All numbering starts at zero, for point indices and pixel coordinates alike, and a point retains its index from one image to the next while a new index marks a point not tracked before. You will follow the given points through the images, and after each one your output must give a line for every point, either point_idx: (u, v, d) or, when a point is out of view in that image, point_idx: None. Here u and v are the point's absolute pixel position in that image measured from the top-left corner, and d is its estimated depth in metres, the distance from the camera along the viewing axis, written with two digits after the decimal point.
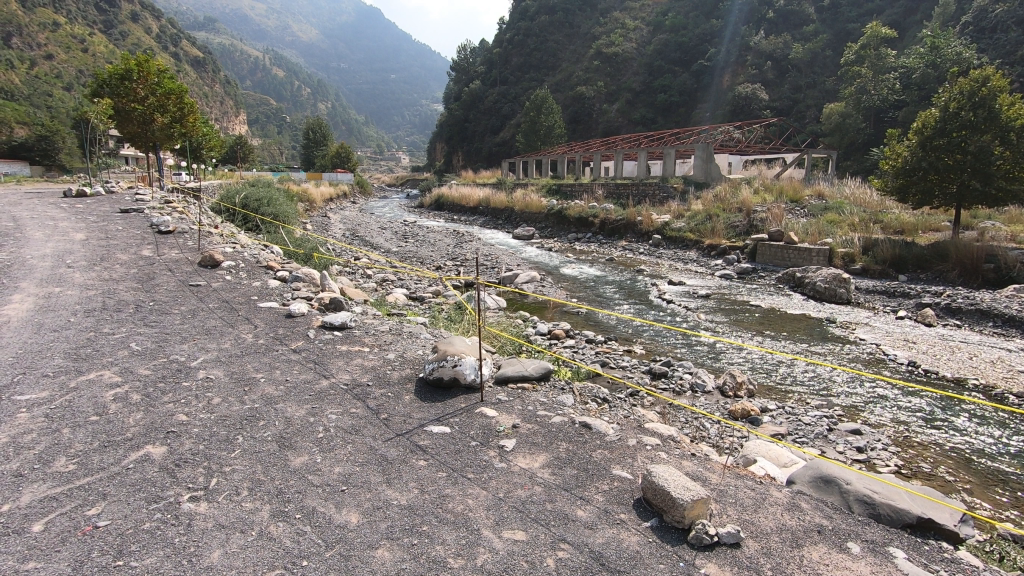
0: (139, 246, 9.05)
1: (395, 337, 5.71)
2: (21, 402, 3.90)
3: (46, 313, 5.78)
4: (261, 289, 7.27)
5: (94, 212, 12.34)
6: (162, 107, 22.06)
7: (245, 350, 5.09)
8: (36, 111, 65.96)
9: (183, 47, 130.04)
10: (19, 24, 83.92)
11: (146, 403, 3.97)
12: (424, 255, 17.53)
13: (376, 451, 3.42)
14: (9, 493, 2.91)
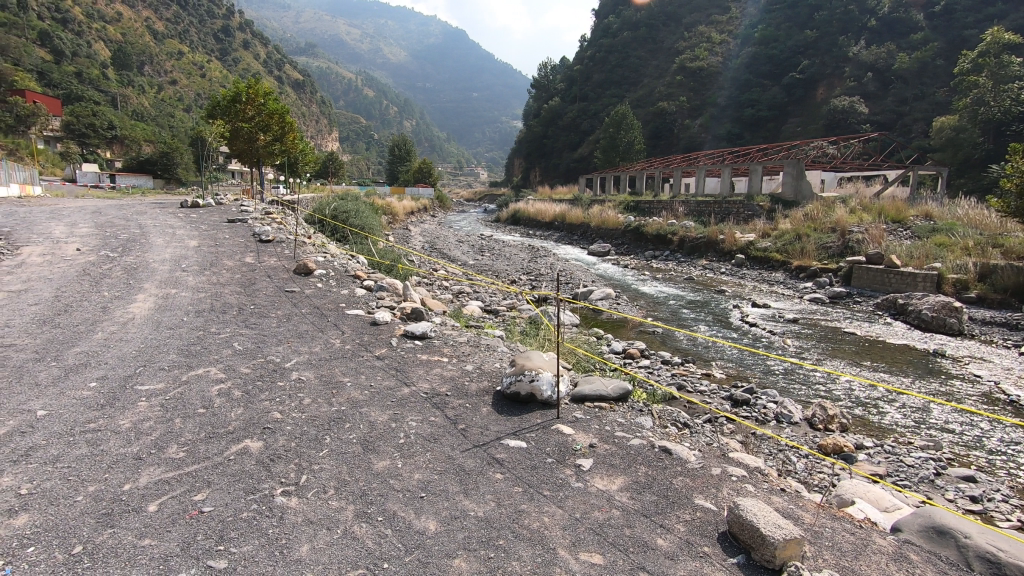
0: (243, 253, 9.83)
1: (473, 349, 5.82)
2: (140, 393, 4.31)
3: (164, 312, 6.38)
4: (348, 297, 7.65)
5: (206, 221, 13.55)
6: (265, 126, 23.95)
7: (334, 354, 5.37)
8: (160, 129, 73.97)
9: (286, 71, 141.44)
10: (151, 54, 94.88)
11: (246, 399, 4.27)
12: (499, 268, 17.77)
13: (453, 461, 3.48)
14: (130, 474, 3.23)
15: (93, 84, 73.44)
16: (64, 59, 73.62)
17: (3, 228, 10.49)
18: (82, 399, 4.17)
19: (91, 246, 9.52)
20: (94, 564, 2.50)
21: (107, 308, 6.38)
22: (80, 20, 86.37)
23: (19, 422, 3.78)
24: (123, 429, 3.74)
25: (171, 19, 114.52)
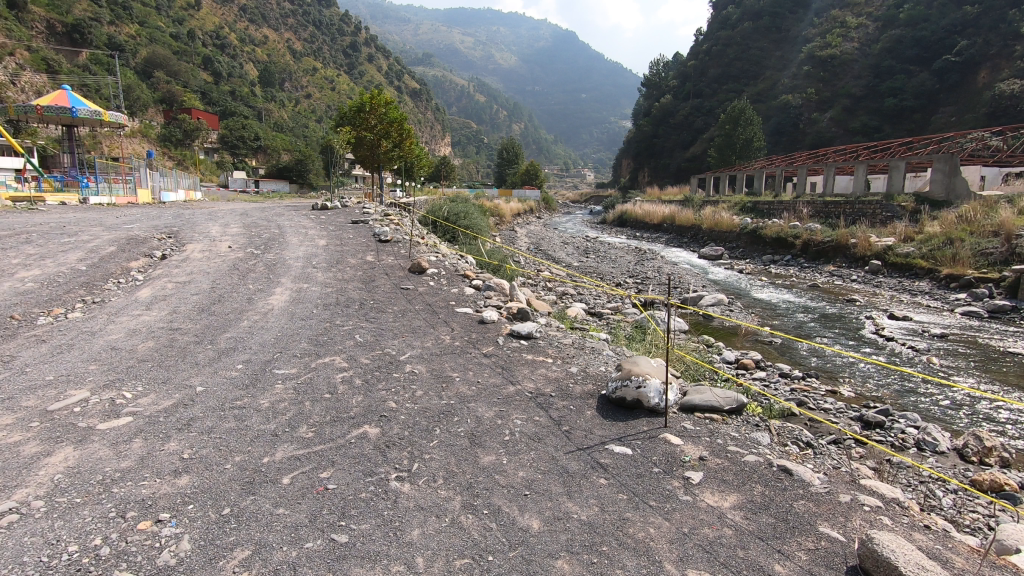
0: (365, 252, 10.60)
1: (577, 350, 5.80)
2: (277, 375, 4.82)
3: (297, 304, 7.07)
4: (458, 295, 7.96)
5: (333, 222, 14.77)
6: (386, 134, 25.60)
7: (445, 350, 5.61)
8: (296, 139, 81.95)
9: (405, 81, 150.44)
10: (290, 71, 105.52)
11: (365, 388, 4.60)
12: (604, 271, 17.55)
13: (557, 462, 3.49)
14: (268, 449, 3.60)
15: (244, 100, 83.00)
16: (222, 79, 84.00)
17: (173, 228, 12.20)
18: (232, 377, 4.75)
19: (240, 244, 10.76)
20: (238, 526, 2.83)
21: (252, 299, 7.19)
22: (235, 45, 98.11)
23: (183, 395, 4.38)
24: (263, 407, 4.21)
25: (308, 39, 126.38)
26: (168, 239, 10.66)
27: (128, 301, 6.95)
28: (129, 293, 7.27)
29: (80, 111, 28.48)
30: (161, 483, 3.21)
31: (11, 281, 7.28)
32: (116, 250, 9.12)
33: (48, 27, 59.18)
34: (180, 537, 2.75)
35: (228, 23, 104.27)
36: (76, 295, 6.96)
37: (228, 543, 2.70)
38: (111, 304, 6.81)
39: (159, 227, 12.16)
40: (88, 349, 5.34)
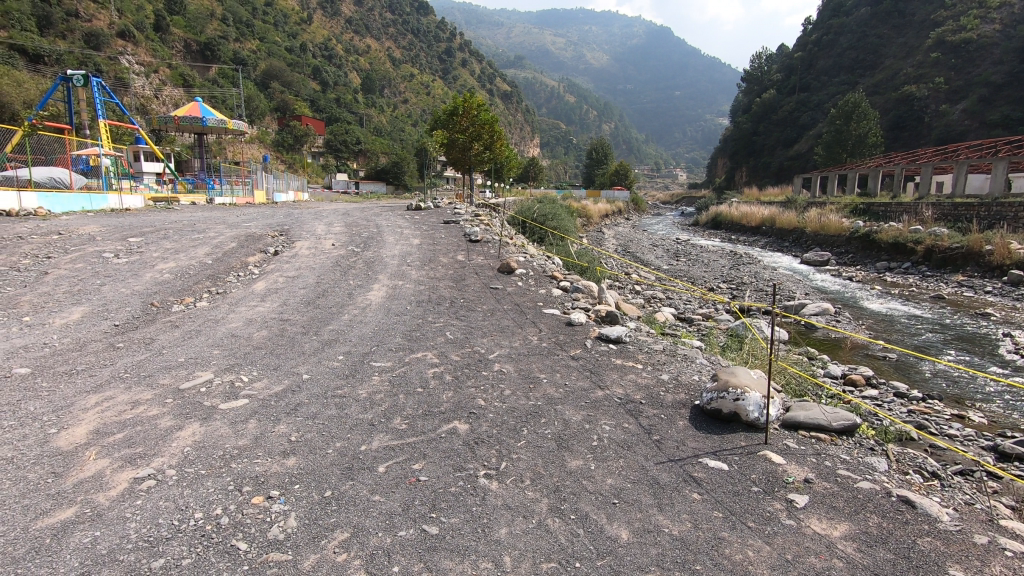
0: (456, 251, 10.90)
1: (669, 358, 5.59)
2: (375, 367, 5.08)
3: (392, 300, 7.41)
4: (546, 296, 7.97)
5: (427, 222, 15.33)
6: (478, 136, 26.22)
7: (533, 350, 5.63)
8: (393, 143, 86.19)
9: (496, 83, 153.37)
10: (390, 78, 111.07)
11: (456, 384, 4.72)
12: (696, 275, 16.86)
13: (647, 472, 3.39)
14: (366, 437, 3.80)
15: (348, 107, 88.51)
16: (329, 88, 90.08)
17: (285, 226, 13.26)
18: (334, 367, 5.06)
19: (342, 242, 11.46)
20: (339, 508, 3.01)
21: (352, 294, 7.63)
22: (341, 55, 104.88)
23: (290, 381, 4.73)
24: (362, 397, 4.45)
25: (406, 47, 132.60)
26: (280, 236, 11.58)
27: (246, 292, 7.63)
28: (247, 285, 7.99)
29: (209, 120, 31.72)
30: (272, 463, 3.47)
31: (152, 272, 8.24)
32: (236, 246, 10.05)
33: (186, 46, 66.42)
34: (287, 514, 2.97)
35: (336, 35, 111.54)
36: (203, 286, 7.76)
37: (330, 524, 2.87)
38: (231, 295, 7.50)
39: (273, 225, 13.26)
40: (212, 335, 5.92)
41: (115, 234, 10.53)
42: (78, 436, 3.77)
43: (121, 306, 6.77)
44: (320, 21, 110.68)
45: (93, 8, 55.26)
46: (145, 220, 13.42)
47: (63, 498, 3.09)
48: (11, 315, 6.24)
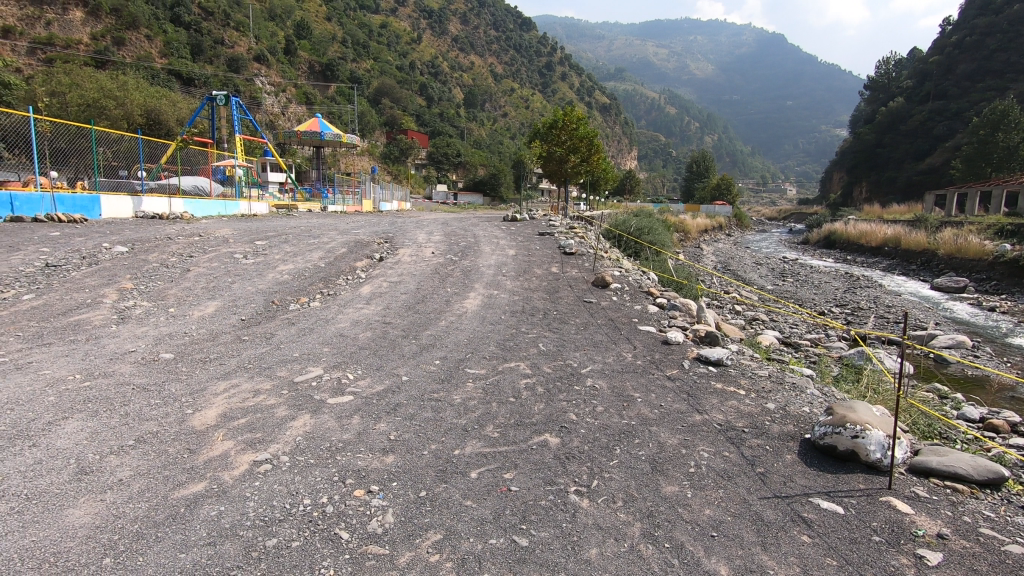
0: (550, 263, 10.95)
1: (775, 385, 5.22)
2: (468, 374, 5.21)
3: (487, 309, 7.57)
4: (641, 312, 7.77)
5: (522, 233, 15.55)
6: (575, 149, 26.32)
7: (627, 368, 5.50)
8: (492, 155, 88.66)
9: (595, 96, 153.14)
10: (491, 93, 114.64)
11: (547, 396, 4.71)
12: (804, 297, 15.70)
13: (750, 507, 3.17)
14: (459, 442, 3.89)
15: (451, 121, 92.30)
16: (434, 103, 94.52)
17: (389, 233, 14.00)
18: (431, 371, 5.26)
19: (442, 250, 11.91)
20: (433, 509, 3.10)
21: (450, 302, 7.89)
22: (447, 72, 109.80)
23: (391, 382, 4.98)
24: (457, 402, 4.57)
25: (507, 62, 136.28)
26: (385, 243, 12.23)
27: (354, 295, 8.16)
28: (354, 288, 8.54)
29: (326, 134, 34.37)
30: (373, 459, 3.66)
31: (274, 272, 9.06)
32: (346, 251, 10.78)
33: (310, 68, 72.69)
34: (385, 510, 3.11)
35: (442, 54, 117.14)
36: (316, 288, 8.39)
37: (424, 524, 2.96)
38: (340, 297, 8.05)
39: (379, 232, 14.06)
40: (323, 333, 6.38)
41: (244, 238, 11.67)
42: (209, 418, 4.21)
43: (247, 302, 7.49)
44: (429, 40, 116.72)
45: (235, 37, 62.23)
46: (269, 226, 14.77)
47: (196, 473, 3.46)
48: (159, 306, 7.10)
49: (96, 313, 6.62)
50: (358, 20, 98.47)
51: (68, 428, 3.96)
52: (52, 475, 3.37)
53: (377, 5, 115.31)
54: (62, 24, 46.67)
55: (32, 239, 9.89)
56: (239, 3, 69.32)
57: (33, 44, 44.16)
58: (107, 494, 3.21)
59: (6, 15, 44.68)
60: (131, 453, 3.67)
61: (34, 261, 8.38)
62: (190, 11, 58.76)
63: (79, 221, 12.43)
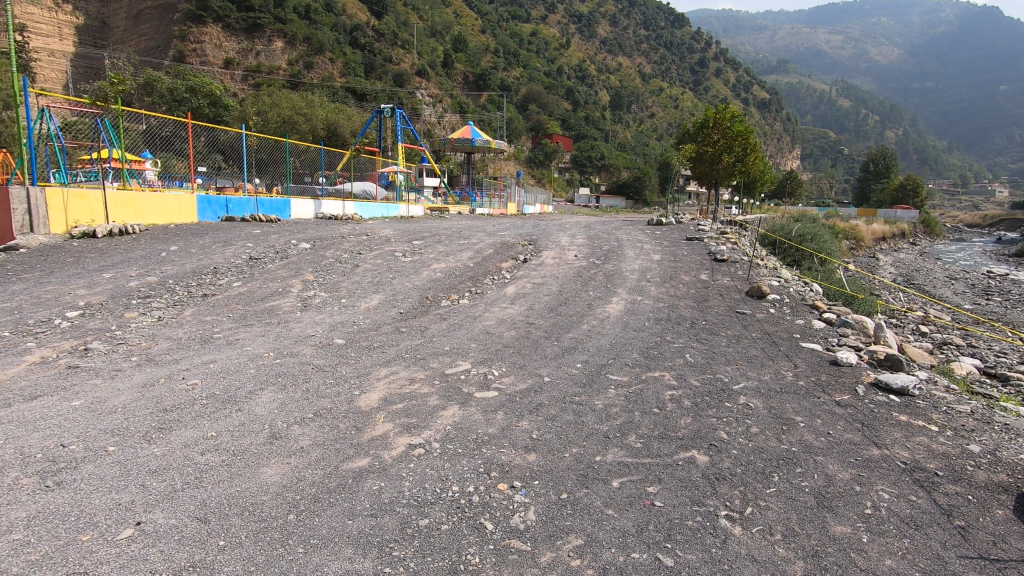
0: (699, 269, 10.38)
1: (980, 425, 4.39)
2: (610, 380, 5.12)
3: (630, 315, 7.39)
4: (804, 327, 7.03)
5: (667, 238, 14.98)
6: (729, 148, 24.68)
7: (786, 388, 5.00)
8: (637, 158, 86.84)
9: (754, 92, 142.69)
10: (639, 94, 112.51)
11: (695, 411, 4.46)
12: (1016, 320, 13.08)
13: (943, 564, 2.72)
14: (600, 449, 3.84)
15: (596, 124, 92.12)
16: (580, 107, 95.09)
17: (533, 236, 14.35)
18: (573, 374, 5.27)
19: (585, 253, 11.91)
20: (574, 513, 3.10)
21: (592, 305, 7.85)
22: (593, 75, 109.87)
23: (534, 381, 5.08)
24: (597, 407, 4.52)
25: (657, 61, 132.71)
26: (529, 245, 12.54)
27: (499, 294, 8.51)
28: (500, 288, 8.88)
29: (477, 141, 36.26)
30: (515, 455, 3.76)
31: (429, 270, 9.79)
32: (493, 252, 11.26)
33: (464, 78, 77.30)
34: (527, 506, 3.18)
35: (590, 57, 117.53)
36: (465, 286, 8.87)
37: (565, 527, 2.98)
38: (487, 296, 8.41)
39: (524, 234, 14.49)
40: (472, 329, 6.72)
41: (403, 237, 12.76)
42: (372, 400, 4.65)
43: (405, 296, 8.17)
44: (578, 46, 118.02)
45: (402, 54, 68.39)
46: (425, 227, 16.00)
47: (361, 448, 3.85)
48: (334, 297, 8.04)
49: (285, 300, 7.69)
50: (510, 31, 102.61)
51: (264, 398, 4.65)
52: (252, 436, 3.98)
53: (529, 14, 119.21)
54: (267, 54, 55.00)
55: (239, 235, 11.80)
56: (406, 23, 76.00)
57: (246, 72, 52.63)
58: (291, 458, 3.71)
59: (228, 49, 53.80)
60: (310, 424, 4.20)
61: (241, 254, 9.98)
62: (366, 34, 65.83)
63: (273, 220, 14.50)
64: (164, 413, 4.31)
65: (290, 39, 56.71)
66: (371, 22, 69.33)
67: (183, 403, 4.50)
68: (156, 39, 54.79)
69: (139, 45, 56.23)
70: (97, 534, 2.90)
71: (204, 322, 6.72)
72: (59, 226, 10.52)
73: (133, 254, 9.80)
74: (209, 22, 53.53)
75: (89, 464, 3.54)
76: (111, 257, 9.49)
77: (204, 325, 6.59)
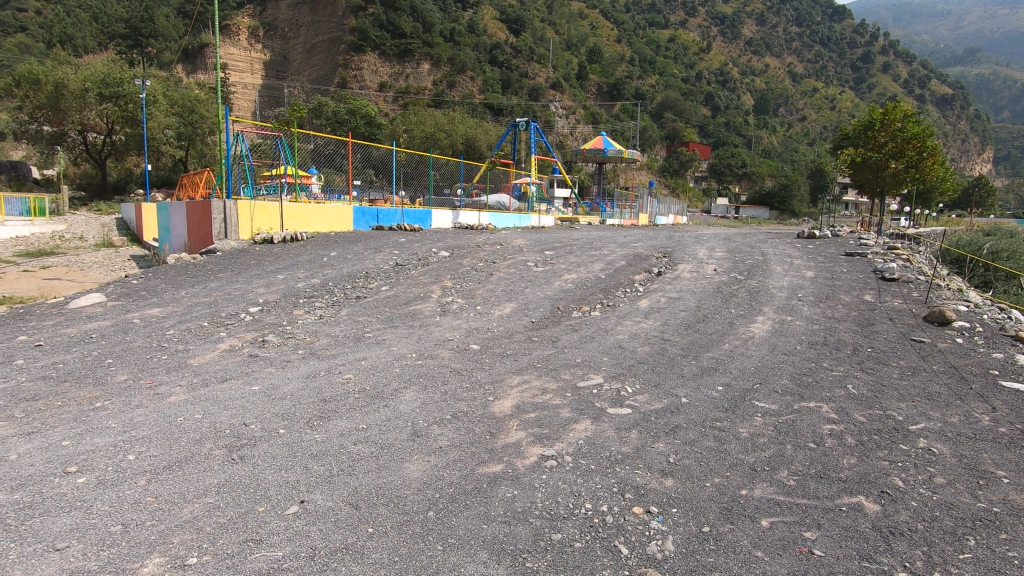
0: (862, 289, 9.22)
1: None
2: (757, 408, 4.69)
3: (779, 337, 6.76)
4: (1003, 363, 5.90)
5: (822, 253, 13.54)
6: (899, 152, 21.70)
7: (981, 435, 4.21)
8: (784, 165, 80.47)
9: (931, 88, 125.71)
10: (788, 96, 104.46)
11: (861, 451, 3.93)
12: None
13: None
14: (746, 482, 3.53)
15: (737, 130, 86.97)
16: (720, 113, 90.32)
17: (667, 248, 13.80)
18: (713, 398, 4.91)
19: (725, 268, 11.17)
20: (718, 549, 2.88)
21: (734, 323, 7.32)
22: (736, 78, 103.85)
23: (670, 402, 4.82)
24: (742, 436, 4.16)
25: (811, 60, 122.63)
26: (663, 258, 12.06)
27: (632, 307, 8.27)
28: (633, 301, 8.62)
29: (609, 151, 35.95)
30: (652, 478, 3.59)
31: (560, 280, 9.84)
32: (625, 264, 11.01)
33: (598, 89, 77.25)
34: (665, 535, 3.01)
35: (734, 60, 111.59)
36: (597, 297, 8.77)
37: (707, 563, 2.78)
38: (619, 309, 8.21)
39: (657, 246, 13.98)
40: (604, 343, 6.59)
41: (536, 248, 12.97)
42: (505, 408, 4.75)
43: (537, 306, 8.28)
44: (719, 48, 112.83)
45: (538, 69, 70.29)
46: (557, 237, 16.23)
47: (495, 454, 3.94)
48: (470, 303, 8.39)
49: (426, 304, 8.19)
50: (646, 38, 100.86)
51: (407, 396, 4.96)
52: (396, 432, 4.26)
53: (667, 20, 116.53)
54: (416, 76, 59.58)
55: (388, 244, 12.84)
56: (543, 38, 78.11)
57: (396, 94, 57.52)
58: (431, 456, 3.90)
59: (383, 74, 59.26)
60: (448, 426, 4.39)
61: (388, 261, 10.83)
62: (504, 52, 68.71)
63: (417, 229, 15.59)
64: (322, 403, 4.77)
65: (436, 61, 60.92)
66: (510, 39, 72.23)
67: (338, 395, 4.95)
68: (325, 69, 62.04)
69: (311, 75, 63.97)
70: (269, 507, 3.27)
71: (356, 322, 7.39)
72: (246, 233, 12.47)
73: (301, 258, 11.11)
74: (368, 50, 59.39)
75: (264, 443, 4.03)
76: (285, 260, 10.83)
77: (357, 324, 7.25)
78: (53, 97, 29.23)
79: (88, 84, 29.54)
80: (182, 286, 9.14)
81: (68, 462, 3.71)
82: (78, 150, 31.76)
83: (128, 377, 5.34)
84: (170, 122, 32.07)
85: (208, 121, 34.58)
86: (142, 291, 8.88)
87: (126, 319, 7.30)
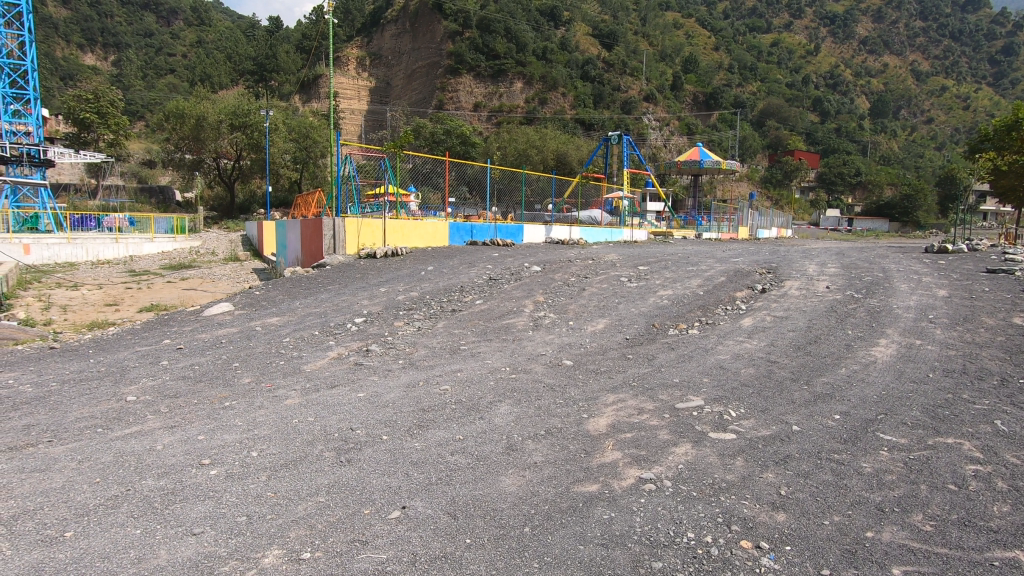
0: (1009, 311, 8.11)
1: None
2: (882, 441, 4.24)
3: (906, 362, 6.10)
4: None
5: (957, 269, 12.07)
6: None
7: None
8: (906, 172, 73.57)
9: None
10: (910, 97, 95.78)
11: (1016, 499, 3.41)
12: None
13: None
14: (873, 523, 3.19)
15: (850, 135, 80.79)
16: (830, 118, 84.28)
17: (772, 263, 12.98)
18: (829, 427, 4.51)
19: (839, 285, 10.28)
20: None
21: (851, 346, 6.70)
22: (849, 81, 96.62)
23: (779, 429, 4.50)
24: (866, 471, 3.78)
25: (939, 57, 112.02)
26: (768, 274, 11.32)
27: (733, 326, 7.82)
28: (734, 319, 8.15)
29: (706, 162, 34.62)
30: (762, 510, 3.34)
31: (655, 296, 9.56)
32: (726, 280, 10.48)
33: (694, 99, 74.98)
34: None
35: (846, 62, 104.13)
36: (695, 315, 8.41)
37: None
38: (719, 327, 7.81)
39: (760, 262, 13.21)
40: (703, 362, 6.31)
41: (628, 262, 12.70)
42: (601, 425, 4.66)
43: (631, 322, 8.09)
44: (829, 51, 105.94)
45: (630, 82, 69.65)
46: (650, 251, 15.82)
47: (592, 473, 3.87)
48: (562, 318, 8.38)
49: (519, 318, 8.30)
50: (747, 45, 96.75)
51: (502, 409, 5.02)
52: (492, 445, 4.32)
53: (770, 25, 111.25)
54: (509, 95, 61.06)
55: (482, 258, 13.21)
56: (636, 51, 77.29)
57: (490, 113, 59.30)
58: (526, 471, 3.91)
59: (477, 94, 61.29)
60: (542, 441, 4.38)
61: (482, 275, 11.11)
62: (596, 67, 68.77)
63: (509, 244, 15.89)
64: (422, 412, 4.94)
65: (528, 79, 62.16)
66: (602, 54, 72.17)
67: (436, 405, 5.12)
68: (423, 92, 65.36)
69: (410, 99, 67.59)
70: (374, 510, 3.42)
71: (452, 334, 7.62)
72: (352, 248, 13.34)
73: (401, 272, 11.69)
74: (464, 73, 61.72)
75: (369, 448, 4.25)
76: (387, 274, 11.47)
77: (452, 337, 7.48)
78: (195, 129, 33.00)
79: (222, 116, 33.25)
80: (296, 297, 9.96)
81: (203, 454, 4.13)
82: (212, 174, 36.03)
83: (251, 379, 5.87)
84: (288, 147, 35.39)
85: (320, 145, 37.13)
86: (263, 301, 9.79)
87: (250, 327, 8.06)
